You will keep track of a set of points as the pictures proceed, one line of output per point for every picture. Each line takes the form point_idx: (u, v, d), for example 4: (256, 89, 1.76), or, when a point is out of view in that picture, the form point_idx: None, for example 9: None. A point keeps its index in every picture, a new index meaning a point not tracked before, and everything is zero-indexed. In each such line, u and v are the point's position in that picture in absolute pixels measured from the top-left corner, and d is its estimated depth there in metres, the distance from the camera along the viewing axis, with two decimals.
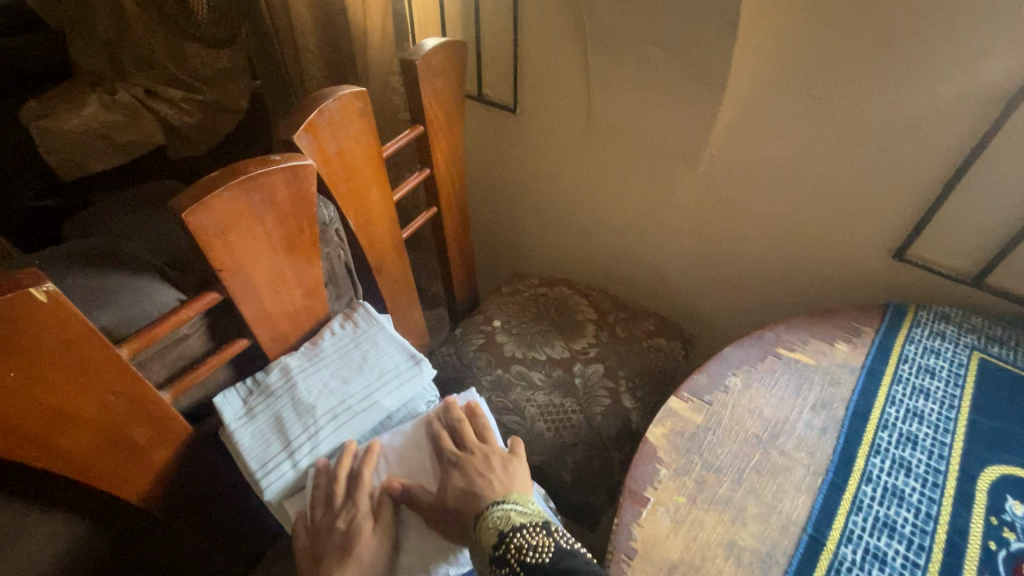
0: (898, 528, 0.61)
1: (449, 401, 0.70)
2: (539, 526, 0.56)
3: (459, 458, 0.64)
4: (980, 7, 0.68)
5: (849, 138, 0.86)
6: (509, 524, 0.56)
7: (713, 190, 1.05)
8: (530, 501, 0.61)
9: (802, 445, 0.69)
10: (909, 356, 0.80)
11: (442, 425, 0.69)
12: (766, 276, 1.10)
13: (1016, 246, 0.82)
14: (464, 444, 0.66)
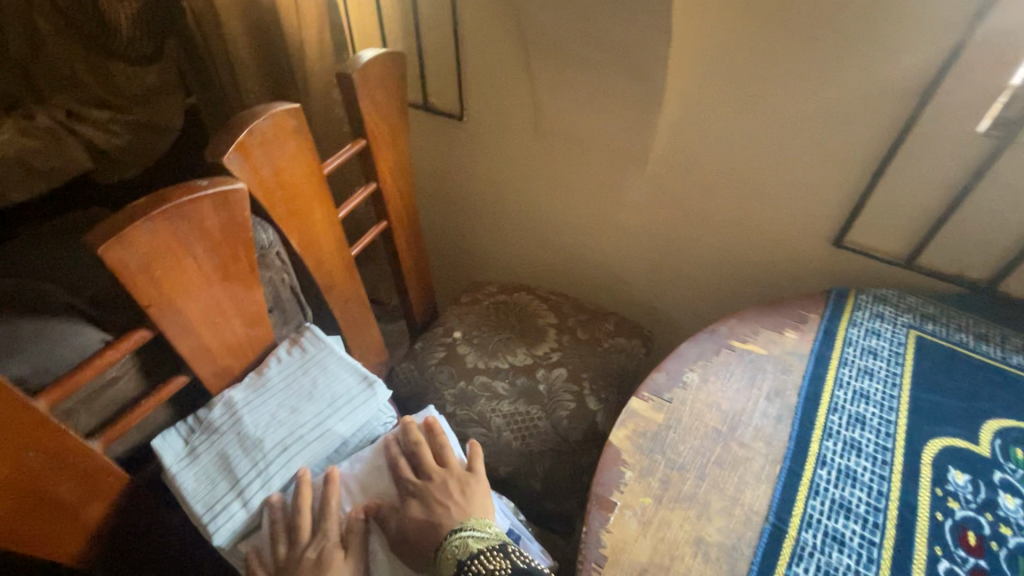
0: (853, 508, 0.64)
1: (406, 423, 0.69)
2: (495, 550, 0.56)
3: (418, 487, 0.63)
4: (889, 7, 0.73)
5: (784, 134, 0.89)
6: (467, 552, 0.56)
7: (663, 190, 1.07)
8: (489, 523, 0.61)
9: (759, 434, 0.71)
10: (853, 339, 0.83)
11: (399, 451, 0.67)
12: (718, 270, 1.13)
13: (941, 228, 0.86)
14: (425, 470, 0.65)
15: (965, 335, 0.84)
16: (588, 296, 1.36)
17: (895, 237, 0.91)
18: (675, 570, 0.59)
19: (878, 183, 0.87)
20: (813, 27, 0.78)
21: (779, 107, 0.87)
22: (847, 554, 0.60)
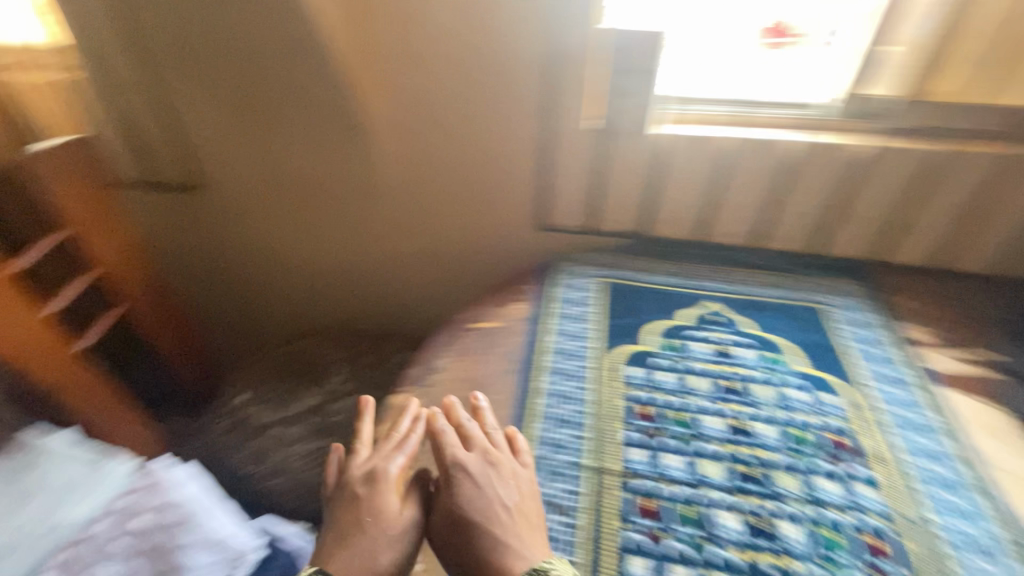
0: (568, 418, 0.83)
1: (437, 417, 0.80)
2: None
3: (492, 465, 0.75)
4: (501, 56, 1.04)
5: (470, 150, 1.16)
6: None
7: (404, 214, 1.26)
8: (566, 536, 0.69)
9: (498, 388, 0.88)
10: (561, 296, 1.08)
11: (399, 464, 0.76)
12: (469, 270, 1.35)
13: (596, 201, 1.18)
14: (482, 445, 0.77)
15: (636, 271, 1.15)
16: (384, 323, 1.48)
17: (574, 214, 1.21)
18: None
19: (545, 174, 1.16)
20: (455, 71, 1.05)
21: (459, 129, 1.13)
22: (567, 453, 0.78)
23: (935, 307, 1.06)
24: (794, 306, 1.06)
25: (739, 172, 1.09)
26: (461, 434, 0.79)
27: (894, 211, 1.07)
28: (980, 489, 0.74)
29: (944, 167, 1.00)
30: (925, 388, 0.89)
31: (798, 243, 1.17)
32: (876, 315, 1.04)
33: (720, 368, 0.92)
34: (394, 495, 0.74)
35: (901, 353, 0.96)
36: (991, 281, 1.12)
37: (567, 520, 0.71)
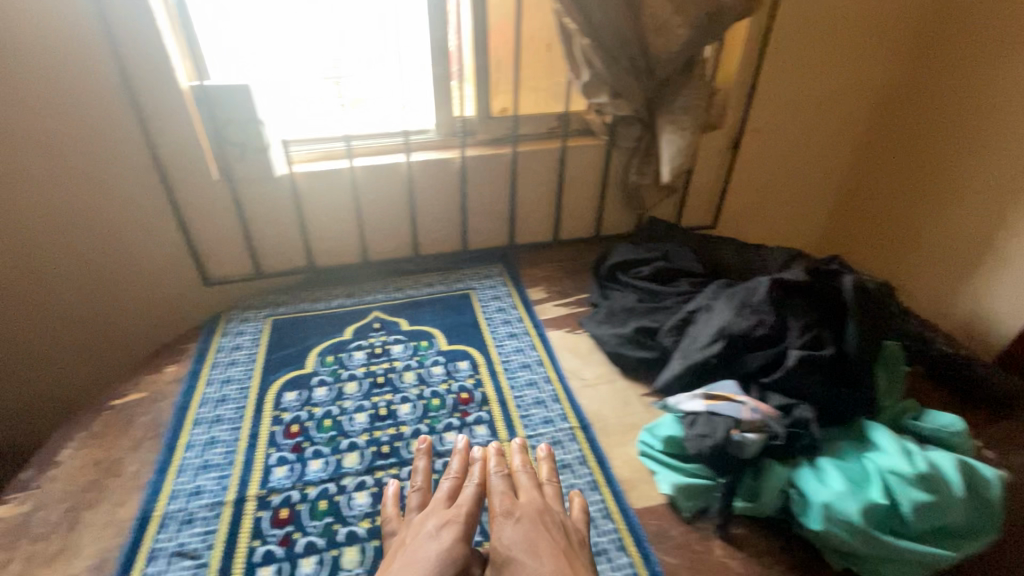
0: (212, 463, 0.83)
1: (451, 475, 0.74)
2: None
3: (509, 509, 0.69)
4: (83, 130, 1.02)
5: (79, 226, 1.10)
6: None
7: (34, 306, 1.15)
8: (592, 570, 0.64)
9: (134, 460, 0.84)
10: (223, 346, 1.08)
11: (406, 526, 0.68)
12: (141, 343, 1.27)
13: (254, 249, 1.23)
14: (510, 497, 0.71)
15: (306, 303, 1.22)
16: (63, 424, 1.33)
17: (236, 264, 1.24)
18: None
19: (185, 233, 1.16)
20: (37, 154, 1.01)
21: (69, 209, 1.08)
22: (204, 497, 0.78)
23: (553, 271, 1.36)
24: (449, 297, 1.25)
25: (371, 194, 1.24)
26: (510, 484, 0.73)
27: (504, 202, 1.37)
28: (560, 398, 0.98)
29: (519, 163, 1.32)
30: (535, 336, 1.14)
31: (450, 244, 1.39)
32: (509, 288, 1.29)
33: (373, 368, 1.03)
34: (427, 538, 0.64)
35: (523, 313, 1.21)
36: (591, 242, 1.49)
37: (195, 562, 0.70)
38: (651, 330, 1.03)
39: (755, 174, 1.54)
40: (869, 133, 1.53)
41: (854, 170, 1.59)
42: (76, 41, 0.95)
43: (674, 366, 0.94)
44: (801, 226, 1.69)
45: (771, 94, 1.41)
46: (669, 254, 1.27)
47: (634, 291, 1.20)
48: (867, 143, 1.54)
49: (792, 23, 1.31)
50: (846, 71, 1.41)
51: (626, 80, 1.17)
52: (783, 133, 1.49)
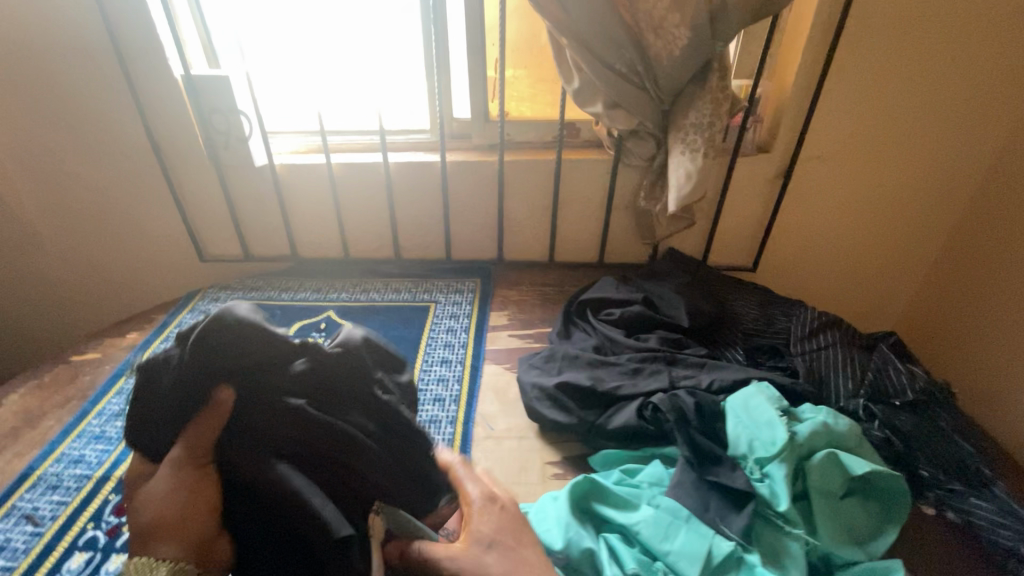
0: (105, 435, 0.88)
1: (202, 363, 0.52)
2: None
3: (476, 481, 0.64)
4: (97, 114, 1.10)
5: (87, 201, 1.19)
6: None
7: (47, 272, 1.27)
8: None
9: (57, 415, 0.92)
10: (183, 323, 1.13)
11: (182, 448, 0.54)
12: (129, 310, 1.34)
13: (238, 229, 1.26)
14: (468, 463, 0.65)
15: (275, 292, 1.24)
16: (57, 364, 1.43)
17: (228, 246, 1.29)
18: None
19: (179, 208, 1.21)
20: (59, 153, 1.13)
21: (84, 190, 1.17)
22: (79, 468, 0.82)
23: (531, 296, 1.23)
24: (407, 308, 1.19)
25: (350, 195, 1.23)
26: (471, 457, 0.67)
27: (491, 213, 1.27)
28: (453, 445, 0.87)
29: (506, 171, 1.21)
30: (468, 366, 1.02)
31: (432, 251, 1.32)
32: (472, 307, 1.19)
33: None
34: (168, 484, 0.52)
35: (470, 338, 1.10)
36: (590, 268, 1.32)
37: (34, 529, 0.74)
38: (581, 389, 0.87)
39: (817, 211, 1.23)
40: (999, 162, 1.14)
41: (973, 210, 1.19)
42: (61, 40, 1.03)
43: (590, 454, 0.85)
44: (885, 279, 1.32)
45: (839, 110, 1.11)
46: (652, 299, 1.07)
47: (594, 336, 1.03)
48: (995, 175, 1.15)
49: (873, 19, 1.01)
50: (956, 81, 1.07)
51: (625, 87, 0.99)
52: (857, 161, 1.17)
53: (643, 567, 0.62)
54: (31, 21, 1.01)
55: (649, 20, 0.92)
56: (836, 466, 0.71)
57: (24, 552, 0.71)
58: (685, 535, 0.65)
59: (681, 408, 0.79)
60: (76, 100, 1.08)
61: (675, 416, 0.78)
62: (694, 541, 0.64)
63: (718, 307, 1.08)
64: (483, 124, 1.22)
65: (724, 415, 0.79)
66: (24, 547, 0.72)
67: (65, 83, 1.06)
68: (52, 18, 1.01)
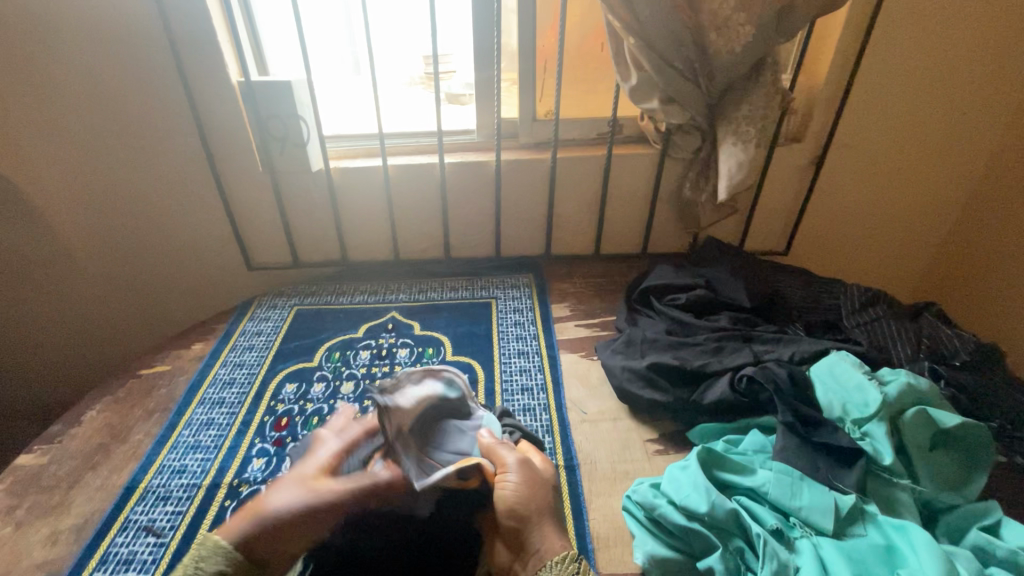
0: (202, 445, 0.86)
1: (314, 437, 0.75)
2: None
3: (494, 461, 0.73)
4: (152, 123, 1.08)
5: (138, 211, 1.17)
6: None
7: (94, 284, 1.24)
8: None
9: (144, 428, 0.90)
10: (247, 331, 1.12)
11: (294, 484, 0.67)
12: (177, 320, 1.33)
13: (291, 235, 1.26)
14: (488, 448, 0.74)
15: (331, 296, 1.24)
16: (97, 381, 1.39)
17: (278, 252, 1.28)
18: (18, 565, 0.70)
19: (231, 216, 1.20)
20: (111, 163, 1.11)
21: (136, 200, 1.15)
22: (185, 478, 0.81)
23: (587, 288, 1.27)
24: (470, 304, 1.20)
25: (404, 196, 1.24)
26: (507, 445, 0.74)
27: (541, 209, 1.30)
28: (553, 430, 0.89)
29: (557, 169, 1.24)
30: (546, 356, 1.05)
31: (483, 248, 1.35)
32: (533, 301, 1.21)
33: (372, 370, 1.02)
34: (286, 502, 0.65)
35: (539, 330, 1.12)
36: (636, 259, 1.37)
37: (157, 540, 0.73)
38: (670, 368, 0.92)
39: (845, 195, 1.31)
40: (1011, 141, 1.22)
41: (987, 185, 1.28)
42: (117, 49, 1.01)
43: (686, 429, 0.89)
44: (905, 255, 1.42)
45: (869, 101, 1.19)
46: (712, 282, 1.13)
47: (662, 320, 1.07)
48: (1008, 152, 1.23)
49: (902, 16, 1.08)
50: (976, 70, 1.14)
51: (683, 83, 1.04)
52: (884, 147, 1.24)
53: (780, 526, 0.67)
54: (86, 31, 0.99)
55: (713, 19, 0.97)
56: (922, 423, 0.77)
57: (154, 563, 0.70)
58: (810, 491, 0.70)
59: (732, 384, 0.87)
60: (130, 110, 1.07)
61: (731, 389, 0.86)
62: (820, 496, 0.69)
63: (771, 288, 1.14)
64: (531, 124, 1.25)
65: (811, 384, 0.85)
66: (152, 558, 0.71)
67: (120, 94, 1.05)
68: (108, 28, 0.99)
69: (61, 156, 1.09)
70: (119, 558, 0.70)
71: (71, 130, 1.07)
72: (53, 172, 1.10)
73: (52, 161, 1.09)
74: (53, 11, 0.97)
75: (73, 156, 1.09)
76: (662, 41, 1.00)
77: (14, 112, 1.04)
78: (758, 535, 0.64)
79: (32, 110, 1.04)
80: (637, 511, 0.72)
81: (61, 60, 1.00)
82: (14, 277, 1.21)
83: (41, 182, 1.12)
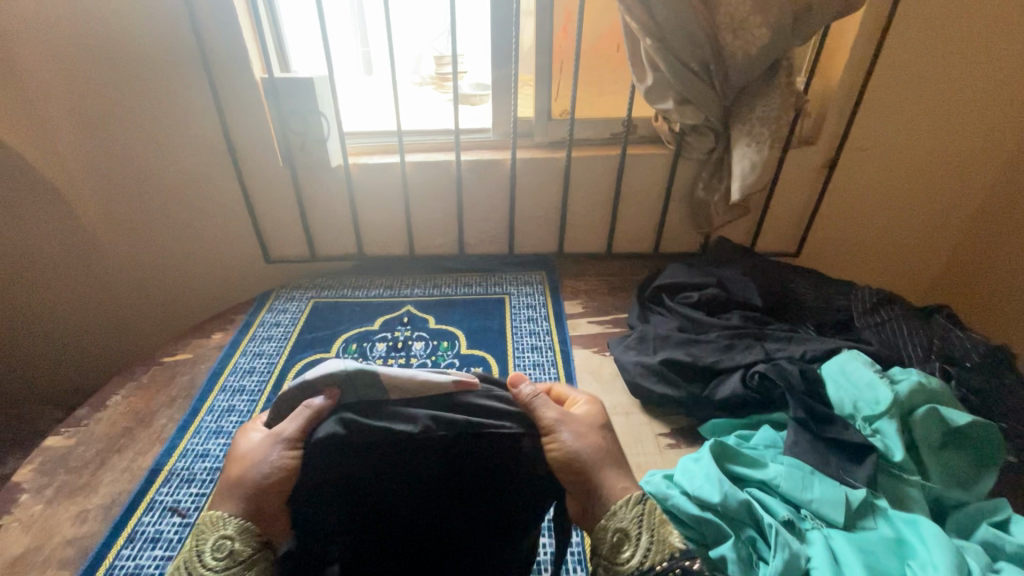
0: (224, 430, 0.89)
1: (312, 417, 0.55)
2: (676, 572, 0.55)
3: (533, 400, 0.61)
4: (177, 118, 1.11)
5: (161, 204, 1.19)
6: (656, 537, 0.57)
7: (117, 274, 1.28)
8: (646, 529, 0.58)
9: (168, 414, 0.92)
10: (265, 322, 1.15)
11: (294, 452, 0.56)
12: (196, 312, 1.36)
13: (309, 229, 1.28)
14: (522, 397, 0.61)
15: (348, 289, 1.26)
16: (116, 369, 1.42)
17: (296, 246, 1.30)
18: (48, 541, 0.72)
19: (251, 210, 1.23)
20: (137, 156, 1.14)
21: (160, 193, 1.18)
22: (208, 461, 0.83)
23: (599, 285, 1.28)
24: (484, 300, 1.22)
25: (420, 193, 1.26)
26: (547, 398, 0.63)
27: (554, 207, 1.32)
28: None
29: (572, 168, 1.26)
30: (559, 351, 1.07)
31: (496, 245, 1.37)
32: (546, 298, 1.23)
33: (389, 362, 1.04)
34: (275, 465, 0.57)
35: (552, 326, 1.14)
36: (647, 258, 1.38)
37: (183, 520, 0.75)
38: (682, 365, 0.93)
39: (857, 198, 1.32)
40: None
41: (999, 190, 1.29)
42: (145, 45, 1.04)
43: (698, 425, 0.90)
44: (916, 258, 1.43)
45: (883, 104, 1.19)
46: (724, 281, 1.14)
47: (674, 318, 1.08)
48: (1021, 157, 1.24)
49: (918, 20, 1.09)
50: (991, 74, 1.15)
51: (698, 84, 1.05)
52: (897, 151, 1.25)
53: (791, 517, 0.69)
54: (116, 27, 1.01)
55: (729, 22, 0.99)
56: (933, 421, 0.78)
57: (180, 542, 0.72)
58: (820, 484, 0.71)
59: (745, 380, 0.89)
60: (156, 105, 1.09)
61: (743, 386, 0.88)
62: (831, 489, 0.70)
63: (783, 288, 1.15)
64: (545, 123, 1.27)
65: (822, 382, 0.86)
66: (178, 537, 0.73)
67: (147, 88, 1.07)
68: (138, 24, 1.02)
69: (89, 149, 1.12)
70: (146, 537, 0.73)
71: (98, 123, 1.09)
72: (81, 164, 1.13)
73: (80, 154, 1.12)
74: (86, 8, 0.99)
75: (100, 148, 1.12)
76: (679, 42, 1.01)
77: (45, 105, 1.07)
78: (770, 525, 0.66)
79: (62, 103, 1.07)
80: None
81: (92, 55, 1.03)
82: (40, 267, 1.24)
83: (68, 174, 1.14)
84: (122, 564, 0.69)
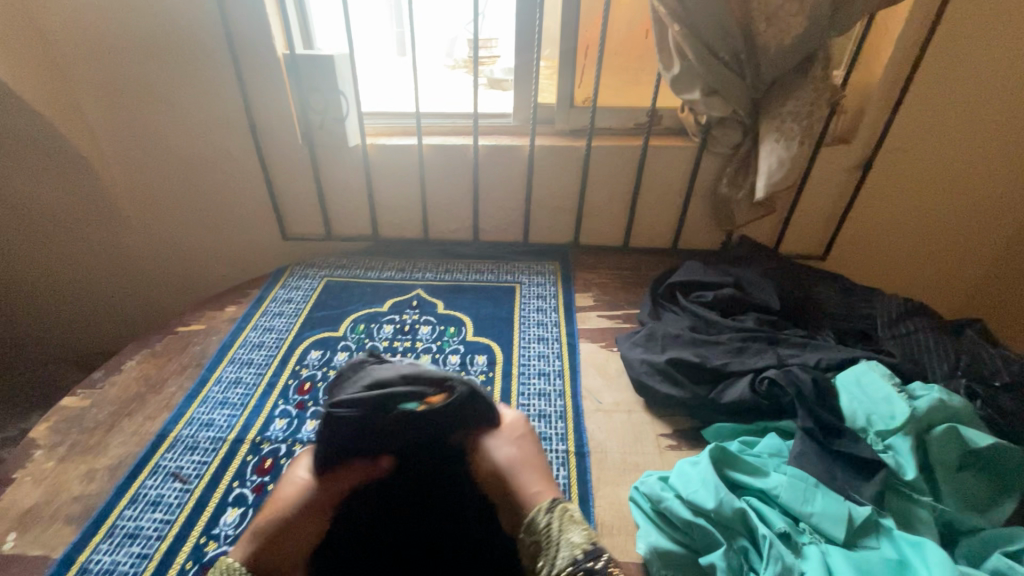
0: (230, 401, 0.91)
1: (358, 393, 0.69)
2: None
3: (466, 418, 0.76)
4: (198, 90, 1.12)
5: (182, 176, 1.22)
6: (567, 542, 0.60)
7: (141, 242, 1.32)
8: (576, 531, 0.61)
9: (178, 382, 0.95)
10: (278, 297, 1.16)
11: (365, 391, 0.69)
12: (214, 281, 1.39)
13: (325, 207, 1.29)
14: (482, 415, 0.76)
15: (360, 270, 1.26)
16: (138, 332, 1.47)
17: (313, 224, 1.32)
18: (57, 496, 0.75)
19: (269, 187, 1.24)
20: (160, 127, 1.16)
21: (182, 166, 1.21)
22: (212, 430, 0.86)
23: (611, 279, 1.26)
24: (494, 288, 1.21)
25: (437, 176, 1.25)
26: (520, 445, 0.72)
27: (572, 198, 1.29)
28: (566, 417, 0.90)
29: (591, 158, 1.23)
30: (565, 344, 1.05)
31: (510, 233, 1.36)
32: (557, 289, 1.21)
33: (394, 344, 1.04)
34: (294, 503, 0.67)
35: (561, 318, 1.12)
36: (663, 253, 1.35)
37: (183, 486, 0.77)
38: (690, 365, 0.90)
39: (892, 201, 1.25)
40: None
41: None
42: (170, 16, 1.04)
43: (701, 427, 0.88)
44: (950, 267, 1.35)
45: (926, 103, 1.12)
46: (742, 282, 1.10)
47: (686, 316, 1.05)
48: None
49: (972, 14, 1.01)
50: None
51: (726, 74, 1.00)
52: (937, 154, 1.18)
53: (789, 531, 0.67)
54: None
55: (764, 9, 0.93)
56: (950, 442, 0.74)
57: (179, 506, 0.74)
58: (823, 498, 0.69)
59: (754, 385, 0.86)
60: (182, 80, 1.11)
61: (751, 389, 0.85)
62: (834, 503, 0.68)
63: (806, 292, 1.11)
64: (567, 110, 1.24)
65: (837, 392, 0.83)
66: (178, 502, 0.75)
67: (170, 58, 1.08)
68: None
69: (116, 118, 1.15)
70: (148, 499, 0.75)
71: (125, 92, 1.12)
72: (109, 134, 1.17)
73: (109, 124, 1.15)
74: None
75: (129, 119, 1.15)
76: (707, 29, 0.97)
77: (77, 75, 1.10)
78: (764, 537, 0.64)
79: (92, 73, 1.09)
80: (643, 502, 0.73)
81: (118, 25, 1.04)
82: (71, 232, 1.29)
83: (97, 143, 1.18)
84: (124, 524, 0.72)
